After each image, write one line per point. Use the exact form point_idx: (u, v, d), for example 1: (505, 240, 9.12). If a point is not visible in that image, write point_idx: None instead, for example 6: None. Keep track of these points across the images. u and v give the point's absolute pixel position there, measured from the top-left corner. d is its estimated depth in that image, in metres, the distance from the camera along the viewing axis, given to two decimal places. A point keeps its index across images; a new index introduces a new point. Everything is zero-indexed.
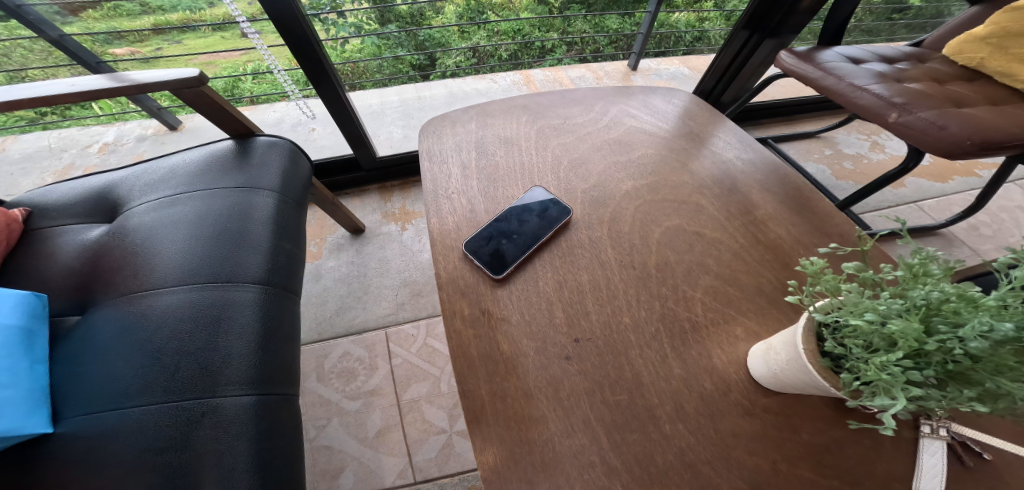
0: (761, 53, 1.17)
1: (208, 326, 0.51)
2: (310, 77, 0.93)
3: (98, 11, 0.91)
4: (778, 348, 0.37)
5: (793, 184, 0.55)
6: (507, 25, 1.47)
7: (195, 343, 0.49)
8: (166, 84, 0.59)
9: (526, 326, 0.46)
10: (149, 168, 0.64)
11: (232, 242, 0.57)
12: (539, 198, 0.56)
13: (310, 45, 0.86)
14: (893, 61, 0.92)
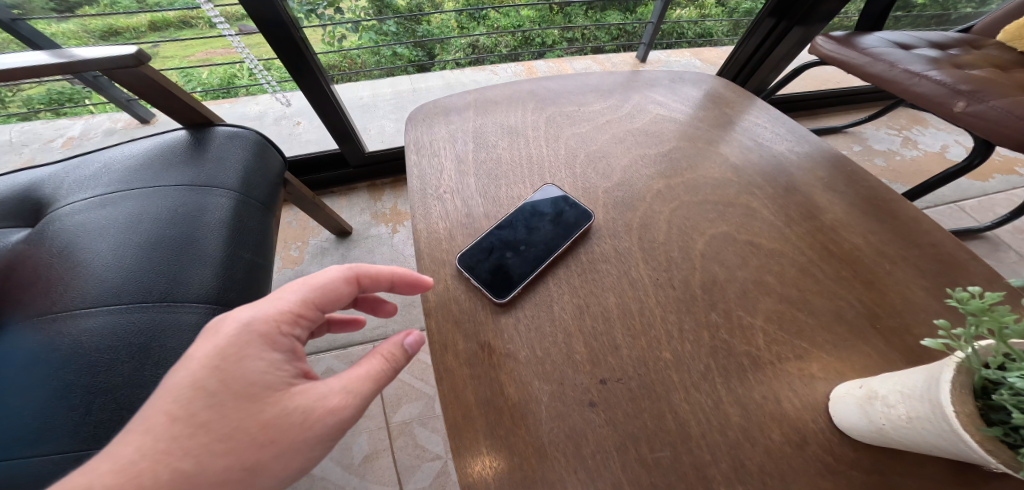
0: (788, 43, 1.07)
1: (137, 356, 0.41)
2: (290, 69, 0.82)
3: (94, 9, 0.82)
4: (888, 398, 0.28)
5: (865, 182, 0.46)
6: (507, 21, 1.40)
7: (119, 377, 0.40)
8: (98, 62, 0.48)
9: (537, 363, 0.36)
10: (83, 161, 0.54)
11: (175, 251, 0.46)
12: (551, 199, 0.46)
13: (288, 31, 0.74)
14: (944, 47, 0.82)
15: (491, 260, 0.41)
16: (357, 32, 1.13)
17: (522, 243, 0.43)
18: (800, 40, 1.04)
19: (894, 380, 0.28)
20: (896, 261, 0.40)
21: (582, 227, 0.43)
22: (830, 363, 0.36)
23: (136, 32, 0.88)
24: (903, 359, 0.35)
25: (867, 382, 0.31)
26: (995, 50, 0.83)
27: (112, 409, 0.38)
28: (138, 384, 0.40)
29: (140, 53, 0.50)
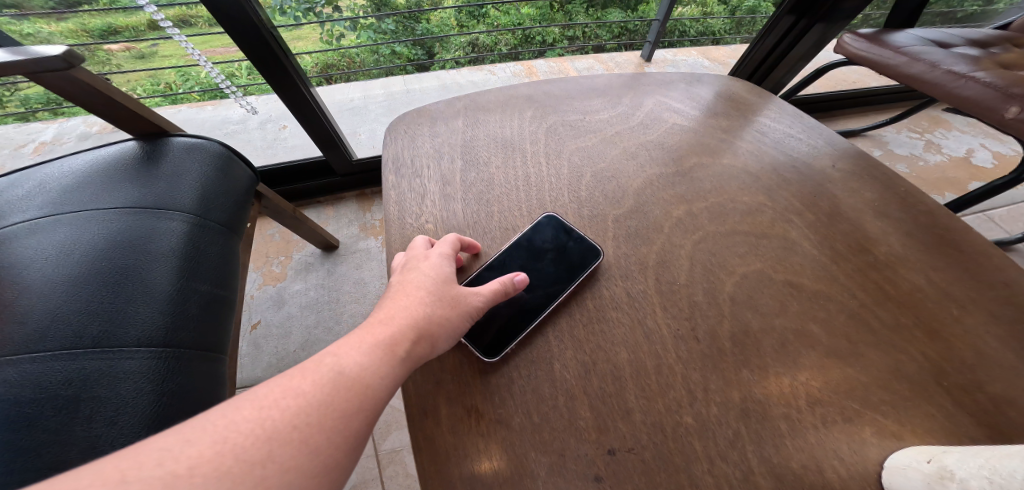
0: (805, 44, 1.01)
1: (65, 405, 0.34)
2: (264, 74, 0.75)
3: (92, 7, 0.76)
4: (963, 477, 0.22)
5: (921, 207, 0.40)
6: (506, 19, 1.34)
7: (39, 432, 0.33)
8: (20, 64, 0.42)
9: (532, 430, 0.30)
10: (14, 180, 0.48)
11: (118, 283, 0.40)
12: (552, 230, 0.39)
13: (260, 34, 0.67)
14: (985, 46, 0.85)
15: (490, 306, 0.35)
16: (355, 30, 1.07)
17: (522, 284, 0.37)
18: (816, 42, 1.00)
19: (977, 461, 0.22)
20: (963, 304, 0.34)
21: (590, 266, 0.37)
22: (886, 426, 0.29)
23: (136, 31, 0.81)
24: (973, 421, 0.29)
25: (941, 457, 0.24)
26: None
27: (31, 470, 0.31)
28: (63, 440, 0.33)
29: (73, 52, 0.45)
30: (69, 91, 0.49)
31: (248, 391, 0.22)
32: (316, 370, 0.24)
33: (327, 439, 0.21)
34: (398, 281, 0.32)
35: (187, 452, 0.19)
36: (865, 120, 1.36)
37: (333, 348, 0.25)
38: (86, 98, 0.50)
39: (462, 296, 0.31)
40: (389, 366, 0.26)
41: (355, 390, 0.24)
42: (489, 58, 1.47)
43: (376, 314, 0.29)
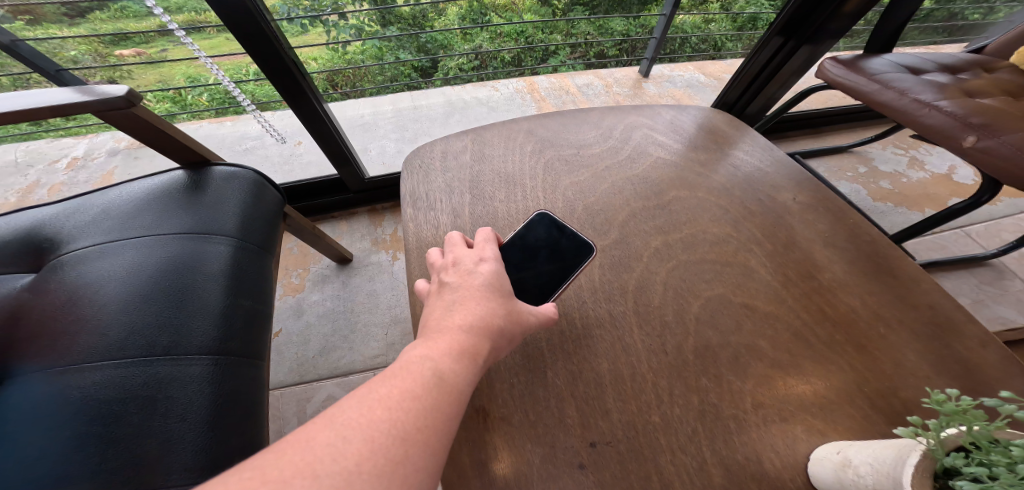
0: (796, 60, 1.08)
1: (142, 406, 0.42)
2: (283, 94, 0.83)
3: (105, 12, 0.83)
4: (860, 468, 0.29)
5: (864, 238, 0.47)
6: (510, 27, 1.42)
7: (124, 426, 0.41)
8: (90, 104, 0.50)
9: (528, 426, 0.37)
10: (80, 206, 0.56)
11: (176, 301, 0.49)
12: (544, 228, 0.46)
13: (279, 56, 0.75)
14: (956, 70, 0.89)
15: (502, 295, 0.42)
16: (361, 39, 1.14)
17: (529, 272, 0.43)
18: (808, 57, 1.07)
19: (868, 451, 0.29)
20: (890, 324, 0.40)
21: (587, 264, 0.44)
22: (815, 424, 0.36)
23: (145, 36, 0.87)
24: (886, 421, 0.35)
25: (845, 448, 0.31)
26: (1009, 72, 0.88)
27: (122, 458, 0.39)
28: (145, 432, 0.41)
29: (131, 92, 0.52)
30: (125, 126, 0.56)
31: (371, 392, 0.25)
32: (420, 376, 0.27)
33: (440, 441, 0.25)
34: (458, 278, 0.37)
35: (345, 448, 0.22)
36: (852, 136, 1.42)
37: (425, 354, 0.29)
38: (138, 130, 0.57)
39: (520, 306, 0.37)
40: (471, 373, 0.30)
41: (455, 393, 0.28)
42: (493, 73, 1.54)
43: (452, 321, 0.33)
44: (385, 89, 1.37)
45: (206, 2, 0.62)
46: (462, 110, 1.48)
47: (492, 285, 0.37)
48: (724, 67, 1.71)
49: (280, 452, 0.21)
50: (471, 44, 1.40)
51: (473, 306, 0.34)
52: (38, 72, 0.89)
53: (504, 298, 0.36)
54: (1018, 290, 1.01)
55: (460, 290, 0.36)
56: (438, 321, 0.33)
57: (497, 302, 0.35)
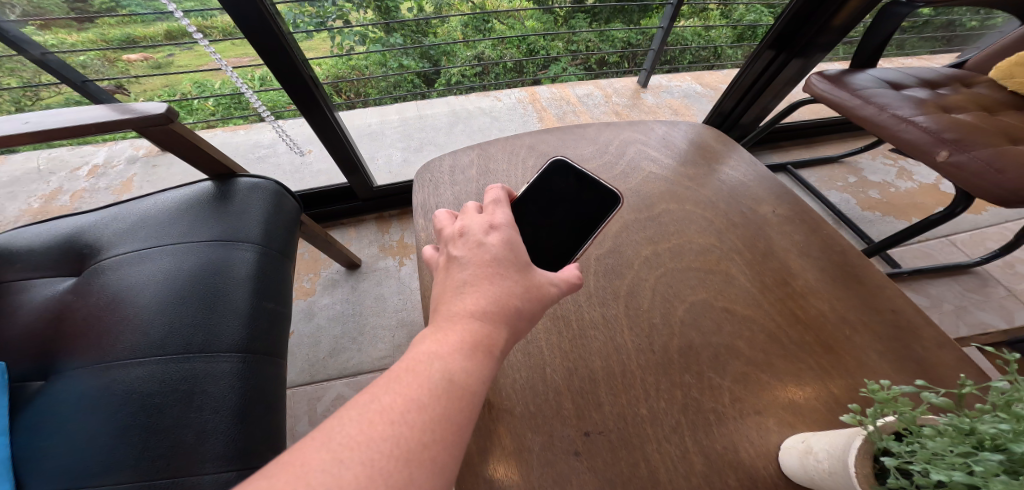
0: (788, 72, 1.12)
1: (182, 399, 0.49)
2: (297, 104, 0.88)
3: (114, 18, 0.92)
4: (819, 453, 0.34)
5: (836, 248, 0.51)
6: (511, 34, 1.52)
7: (167, 416, 0.48)
8: (133, 121, 0.55)
9: (529, 416, 0.41)
10: (119, 215, 0.62)
11: (207, 305, 0.55)
12: (564, 178, 0.49)
13: (295, 69, 0.80)
14: (935, 85, 0.93)
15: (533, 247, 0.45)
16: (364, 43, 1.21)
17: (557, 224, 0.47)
18: (799, 69, 1.11)
19: (826, 439, 0.34)
20: (856, 327, 0.45)
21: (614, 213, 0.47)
22: (785, 417, 0.40)
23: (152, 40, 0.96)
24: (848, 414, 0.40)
25: (808, 437, 0.36)
26: (987, 87, 0.93)
27: (166, 444, 0.46)
28: (185, 423, 0.47)
29: (171, 111, 0.57)
30: (161, 141, 0.61)
31: (372, 404, 0.24)
32: (424, 385, 0.26)
33: (449, 456, 0.24)
34: (468, 253, 0.36)
35: (343, 476, 0.21)
36: (843, 146, 1.47)
37: (431, 353, 0.28)
38: (172, 144, 0.62)
39: (541, 276, 0.37)
40: (483, 370, 0.29)
41: (463, 399, 0.26)
42: (496, 84, 1.60)
43: (465, 308, 0.32)
44: (391, 98, 1.43)
45: (231, 18, 0.67)
46: (465, 120, 1.53)
47: (504, 258, 0.36)
48: (720, 77, 1.76)
49: (274, 477, 0.21)
50: (473, 50, 1.54)
51: (491, 285, 0.34)
52: (64, 83, 0.98)
53: (519, 273, 0.36)
54: (1001, 297, 1.05)
55: (471, 266, 0.35)
56: (447, 310, 0.32)
57: (512, 278, 0.35)
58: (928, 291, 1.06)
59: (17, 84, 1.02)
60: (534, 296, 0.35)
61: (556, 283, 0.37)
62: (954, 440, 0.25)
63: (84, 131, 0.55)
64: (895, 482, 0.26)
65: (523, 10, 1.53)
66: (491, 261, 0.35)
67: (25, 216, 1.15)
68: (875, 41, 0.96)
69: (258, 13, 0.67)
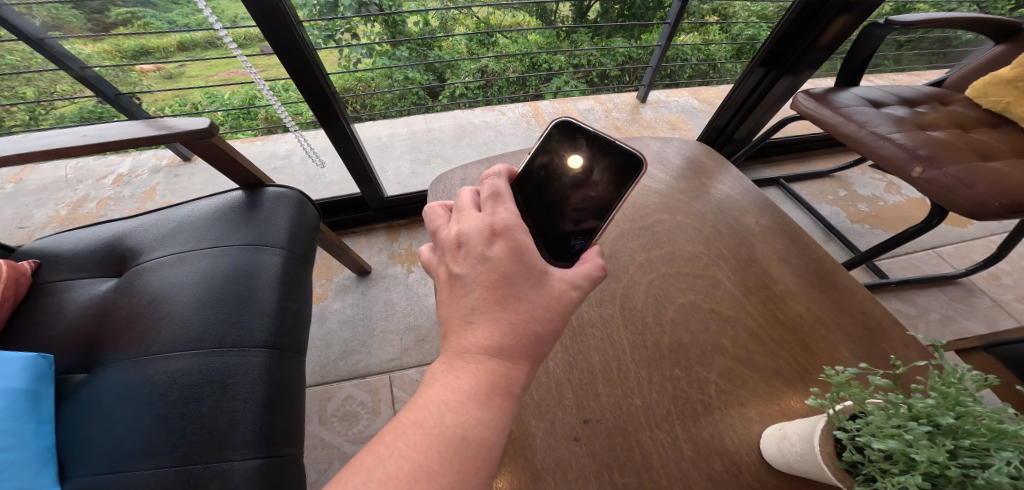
0: (778, 88, 1.19)
1: (215, 390, 0.53)
2: (318, 115, 0.95)
3: (128, 29, 0.98)
4: (791, 437, 0.38)
5: (813, 255, 0.57)
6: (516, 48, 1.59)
7: (202, 406, 0.52)
8: (181, 134, 0.64)
9: (534, 404, 0.45)
10: (158, 221, 0.68)
11: (238, 303, 0.60)
12: (563, 150, 0.47)
13: (317, 84, 0.87)
14: (914, 103, 0.99)
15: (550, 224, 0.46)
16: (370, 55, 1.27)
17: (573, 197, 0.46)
18: (789, 85, 1.17)
19: (798, 426, 0.38)
20: (830, 327, 0.49)
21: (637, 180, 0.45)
22: (765, 408, 0.45)
23: (165, 51, 1.03)
24: None
25: (783, 424, 0.41)
26: (964, 106, 0.98)
27: (201, 432, 0.51)
28: (218, 412, 0.52)
29: (213, 126, 0.65)
30: (202, 152, 0.69)
31: (377, 472, 0.26)
32: (431, 447, 0.27)
33: None
34: (470, 271, 0.35)
35: None
36: (834, 161, 1.53)
37: (441, 403, 0.30)
38: (209, 155, 0.69)
39: (559, 285, 0.36)
40: (492, 416, 0.30)
41: (475, 458, 0.28)
42: (501, 99, 1.67)
43: (476, 344, 0.32)
44: (399, 113, 1.50)
45: (262, 32, 0.74)
46: (471, 133, 1.60)
47: (514, 272, 0.35)
48: (716, 92, 1.83)
49: None
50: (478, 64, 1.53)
51: (504, 312, 0.34)
52: (100, 95, 1.14)
53: (535, 290, 0.35)
54: (987, 307, 1.09)
55: (478, 287, 0.34)
56: (458, 344, 0.33)
57: (528, 299, 0.34)
58: (915, 300, 1.10)
59: (33, 96, 1.13)
60: (551, 317, 0.35)
61: (577, 287, 0.37)
62: (899, 417, 0.29)
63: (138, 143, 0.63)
64: (848, 457, 0.31)
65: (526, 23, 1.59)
66: (500, 280, 0.34)
67: (53, 222, 1.21)
68: (858, 59, 1.02)
69: (286, 28, 0.74)
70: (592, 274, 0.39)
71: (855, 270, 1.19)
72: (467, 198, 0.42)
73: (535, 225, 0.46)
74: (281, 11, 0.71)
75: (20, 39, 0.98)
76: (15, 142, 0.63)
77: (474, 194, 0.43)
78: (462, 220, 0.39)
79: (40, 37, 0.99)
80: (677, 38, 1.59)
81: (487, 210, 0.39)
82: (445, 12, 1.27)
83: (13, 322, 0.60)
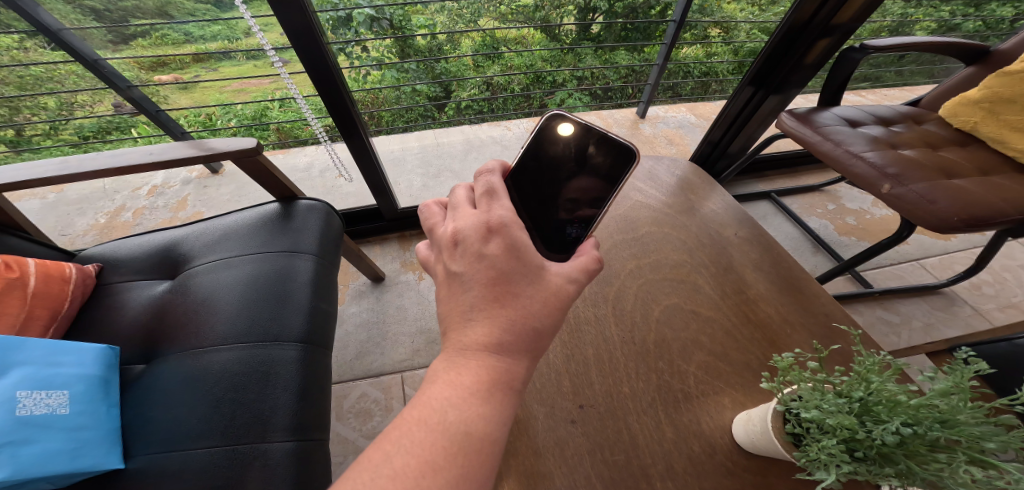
0: (767, 107, 1.26)
1: (259, 378, 0.61)
2: (340, 129, 1.04)
3: (147, 40, 1.10)
4: (753, 418, 0.45)
5: (783, 265, 0.65)
6: (519, 61, 1.69)
7: (248, 393, 0.60)
8: (231, 153, 0.73)
9: (536, 393, 0.52)
10: (209, 231, 0.78)
11: (278, 302, 0.69)
12: (554, 154, 0.54)
13: (342, 101, 0.97)
14: (890, 123, 1.07)
15: (544, 220, 0.53)
16: (379, 69, 1.39)
17: (563, 194, 0.54)
18: (778, 102, 1.24)
19: (760, 409, 0.45)
20: (795, 327, 0.57)
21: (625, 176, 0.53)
22: (738, 397, 0.52)
23: (181, 61, 1.14)
24: None
25: (749, 410, 0.47)
26: (937, 125, 1.06)
27: (247, 417, 0.58)
28: (262, 399, 0.60)
29: (259, 146, 0.75)
30: (247, 167, 0.79)
31: (388, 465, 0.32)
32: (436, 442, 0.33)
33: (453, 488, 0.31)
34: (468, 268, 0.42)
35: None
36: (824, 176, 1.61)
37: (445, 401, 0.36)
38: (255, 171, 0.80)
39: (559, 281, 0.43)
40: (490, 412, 0.36)
41: (478, 452, 0.34)
42: (507, 115, 1.77)
43: (481, 338, 0.39)
44: (410, 128, 1.60)
45: (297, 54, 0.84)
46: (479, 148, 1.70)
47: (510, 267, 0.41)
48: (712, 108, 1.92)
49: None
50: (482, 75, 1.65)
51: (511, 309, 0.40)
52: (143, 112, 1.26)
53: (531, 287, 0.41)
54: (968, 315, 1.15)
55: (478, 286, 0.41)
56: (463, 342, 0.39)
57: (525, 296, 0.41)
58: (898, 309, 1.17)
59: (55, 106, 1.24)
60: (547, 312, 0.41)
61: (573, 280, 0.44)
62: (828, 394, 0.36)
63: (195, 159, 0.74)
64: (790, 429, 0.39)
65: (530, 39, 1.69)
66: (497, 277, 0.41)
67: (93, 230, 1.30)
68: (836, 81, 1.10)
69: (318, 49, 0.84)
70: (588, 267, 0.46)
71: (842, 280, 1.25)
72: (461, 194, 0.49)
73: (530, 219, 0.53)
74: (314, 33, 0.80)
75: (77, 61, 1.11)
76: (88, 160, 0.73)
77: (469, 191, 0.49)
78: (458, 218, 0.45)
79: (94, 57, 1.13)
80: (676, 51, 1.67)
81: (482, 206, 0.46)
82: (453, 32, 1.37)
83: (80, 318, 0.69)
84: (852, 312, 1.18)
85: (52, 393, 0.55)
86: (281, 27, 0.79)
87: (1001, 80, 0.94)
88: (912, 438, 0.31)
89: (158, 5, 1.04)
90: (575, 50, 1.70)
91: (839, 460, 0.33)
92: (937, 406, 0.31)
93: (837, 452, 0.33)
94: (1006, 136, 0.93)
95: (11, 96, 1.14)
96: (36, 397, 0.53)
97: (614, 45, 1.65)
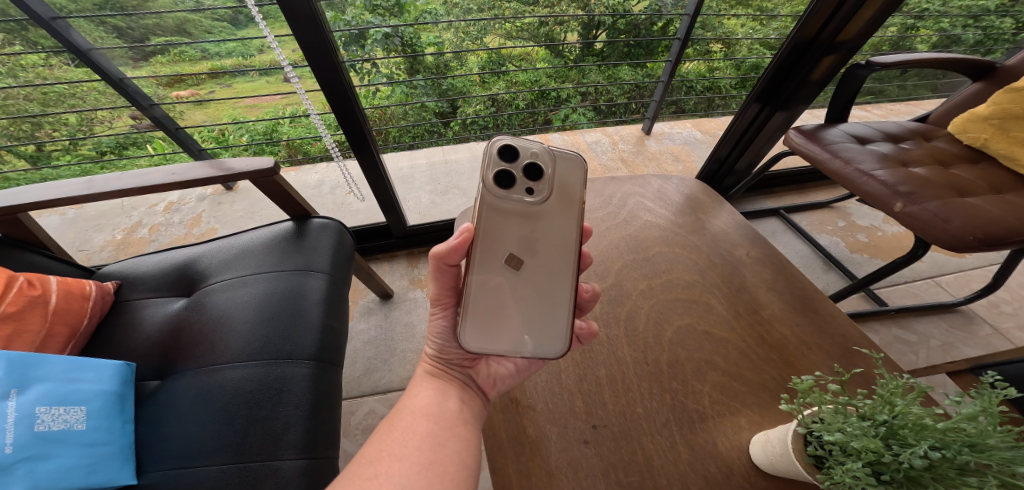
0: (773, 123, 1.26)
1: (271, 396, 0.61)
2: (352, 145, 1.06)
3: (166, 58, 1.14)
4: (771, 439, 0.44)
5: (798, 285, 0.65)
6: (524, 76, 1.71)
7: (261, 409, 0.60)
8: (250, 172, 0.75)
9: (548, 412, 0.52)
10: (224, 249, 0.81)
11: (290, 321, 0.70)
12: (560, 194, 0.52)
13: (356, 119, 0.99)
14: (899, 139, 1.07)
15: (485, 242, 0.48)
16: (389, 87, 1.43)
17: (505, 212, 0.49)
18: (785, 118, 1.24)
19: (779, 430, 0.43)
20: (810, 347, 0.57)
21: (499, 161, 0.49)
22: (755, 419, 0.51)
23: (198, 77, 1.20)
24: None
25: (766, 431, 0.46)
26: (947, 141, 1.06)
27: (259, 434, 0.58)
28: (275, 414, 0.60)
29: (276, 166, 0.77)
30: (265, 185, 0.81)
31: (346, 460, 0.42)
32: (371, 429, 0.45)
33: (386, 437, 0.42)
34: None
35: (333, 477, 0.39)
36: (832, 193, 1.60)
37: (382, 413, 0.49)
38: (273, 190, 0.82)
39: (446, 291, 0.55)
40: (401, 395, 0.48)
41: (396, 414, 0.45)
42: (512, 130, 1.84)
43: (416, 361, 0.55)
44: (418, 145, 1.63)
45: (313, 71, 0.87)
46: None
47: None
48: (717, 124, 1.94)
49: None
50: (488, 91, 1.67)
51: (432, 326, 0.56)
52: (162, 129, 1.31)
53: None
54: (987, 335, 1.12)
55: None
56: None
57: None
58: (913, 326, 1.14)
59: (76, 122, 1.25)
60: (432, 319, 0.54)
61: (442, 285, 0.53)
62: (852, 416, 0.35)
63: (216, 178, 0.76)
64: (812, 451, 0.38)
65: (534, 56, 1.73)
66: None
67: (108, 245, 1.32)
68: (845, 95, 1.10)
69: (333, 67, 0.87)
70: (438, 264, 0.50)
71: (855, 298, 1.24)
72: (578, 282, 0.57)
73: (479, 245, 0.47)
74: (329, 51, 0.84)
75: (103, 78, 1.15)
76: (112, 180, 0.76)
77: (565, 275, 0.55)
78: None
79: (120, 76, 1.17)
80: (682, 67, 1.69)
81: None
82: (461, 51, 1.40)
83: (97, 335, 0.70)
84: (867, 330, 1.15)
85: (69, 409, 0.55)
86: (297, 45, 0.82)
87: (1009, 97, 0.95)
88: (938, 460, 0.31)
89: (177, 23, 1.07)
90: (579, 67, 1.74)
91: (865, 483, 0.32)
92: (964, 429, 0.30)
93: (863, 475, 0.32)
94: (1017, 153, 0.93)
95: (36, 112, 1.18)
96: (53, 412, 0.54)
97: (615, 62, 1.68)
